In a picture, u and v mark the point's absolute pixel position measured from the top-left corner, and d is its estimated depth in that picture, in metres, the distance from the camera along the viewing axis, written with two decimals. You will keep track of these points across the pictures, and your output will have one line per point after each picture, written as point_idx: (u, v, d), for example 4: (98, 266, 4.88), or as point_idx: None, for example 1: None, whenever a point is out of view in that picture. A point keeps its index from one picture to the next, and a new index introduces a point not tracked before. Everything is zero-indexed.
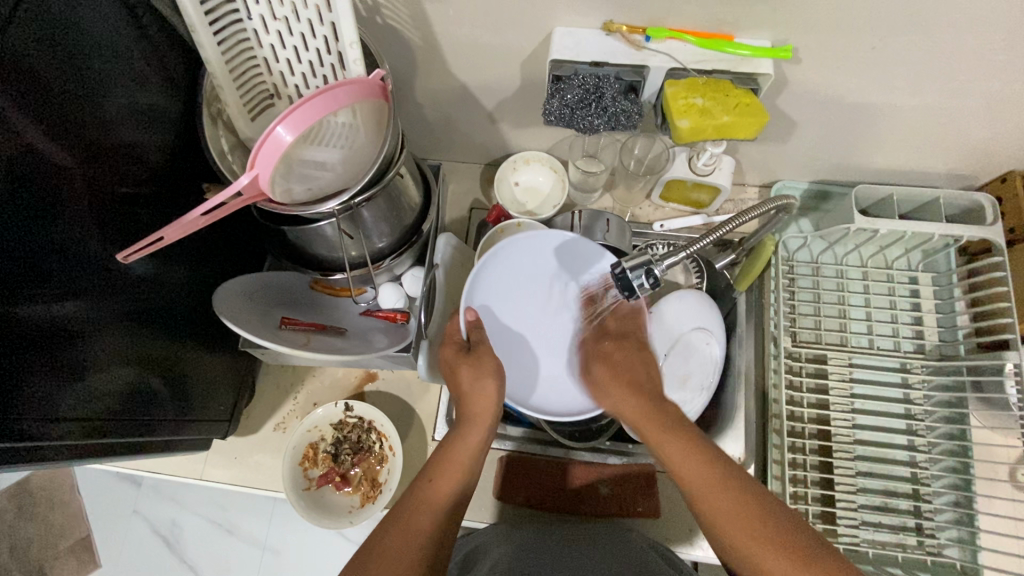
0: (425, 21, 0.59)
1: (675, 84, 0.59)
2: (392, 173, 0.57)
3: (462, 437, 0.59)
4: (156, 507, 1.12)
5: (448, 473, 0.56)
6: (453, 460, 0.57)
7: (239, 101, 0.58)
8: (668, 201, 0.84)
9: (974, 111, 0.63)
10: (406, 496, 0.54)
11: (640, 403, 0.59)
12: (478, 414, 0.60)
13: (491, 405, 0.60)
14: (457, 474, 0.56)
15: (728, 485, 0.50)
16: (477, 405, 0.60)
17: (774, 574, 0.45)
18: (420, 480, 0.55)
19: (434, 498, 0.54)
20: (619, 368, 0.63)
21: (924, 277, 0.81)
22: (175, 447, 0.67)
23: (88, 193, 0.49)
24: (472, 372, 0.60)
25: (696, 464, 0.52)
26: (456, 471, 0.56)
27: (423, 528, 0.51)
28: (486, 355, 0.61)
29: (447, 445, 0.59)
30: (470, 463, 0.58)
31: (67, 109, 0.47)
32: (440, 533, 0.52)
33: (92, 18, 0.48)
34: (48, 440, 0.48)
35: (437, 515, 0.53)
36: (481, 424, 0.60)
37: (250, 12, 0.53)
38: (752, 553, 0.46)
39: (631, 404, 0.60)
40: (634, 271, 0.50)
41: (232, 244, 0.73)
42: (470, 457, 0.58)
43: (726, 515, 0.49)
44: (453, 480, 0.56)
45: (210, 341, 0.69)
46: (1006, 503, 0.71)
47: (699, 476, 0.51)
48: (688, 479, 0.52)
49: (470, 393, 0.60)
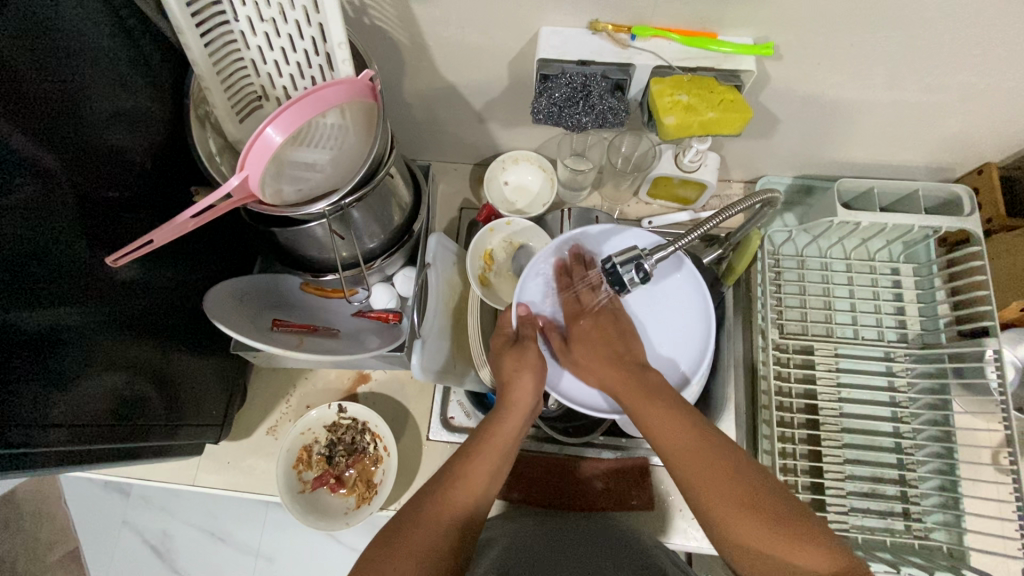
0: (413, 21, 0.59)
1: (659, 82, 0.60)
2: (382, 173, 0.57)
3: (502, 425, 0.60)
4: (144, 517, 1.10)
5: (488, 453, 0.57)
6: (493, 445, 0.58)
7: (227, 103, 0.58)
8: (655, 197, 0.85)
9: (950, 104, 0.65)
10: (442, 471, 0.57)
11: (623, 375, 0.59)
12: (515, 402, 0.61)
13: (528, 395, 0.61)
14: (496, 456, 0.58)
15: (709, 457, 0.51)
16: (518, 396, 0.61)
17: (746, 542, 0.47)
18: (457, 458, 0.57)
19: (472, 478, 0.55)
20: (594, 345, 0.63)
21: (905, 267, 0.83)
22: (166, 453, 0.67)
23: (73, 196, 0.49)
24: (512, 363, 0.62)
25: (680, 435, 0.53)
26: (495, 453, 0.58)
27: (462, 503, 0.54)
28: (529, 346, 0.62)
29: (486, 431, 0.60)
30: (507, 447, 0.59)
31: (54, 115, 0.47)
32: (475, 508, 0.54)
33: (75, 19, 0.48)
34: (39, 447, 0.47)
35: (473, 492, 0.55)
36: (520, 412, 0.61)
37: (236, 14, 0.53)
38: (736, 522, 0.48)
39: (612, 377, 0.60)
40: (624, 266, 0.51)
41: (222, 247, 0.73)
42: (507, 444, 0.59)
43: (708, 484, 0.50)
44: (490, 462, 0.57)
45: (200, 345, 0.68)
46: (990, 486, 0.73)
47: (684, 449, 0.52)
48: (673, 452, 0.53)
49: (510, 383, 0.61)
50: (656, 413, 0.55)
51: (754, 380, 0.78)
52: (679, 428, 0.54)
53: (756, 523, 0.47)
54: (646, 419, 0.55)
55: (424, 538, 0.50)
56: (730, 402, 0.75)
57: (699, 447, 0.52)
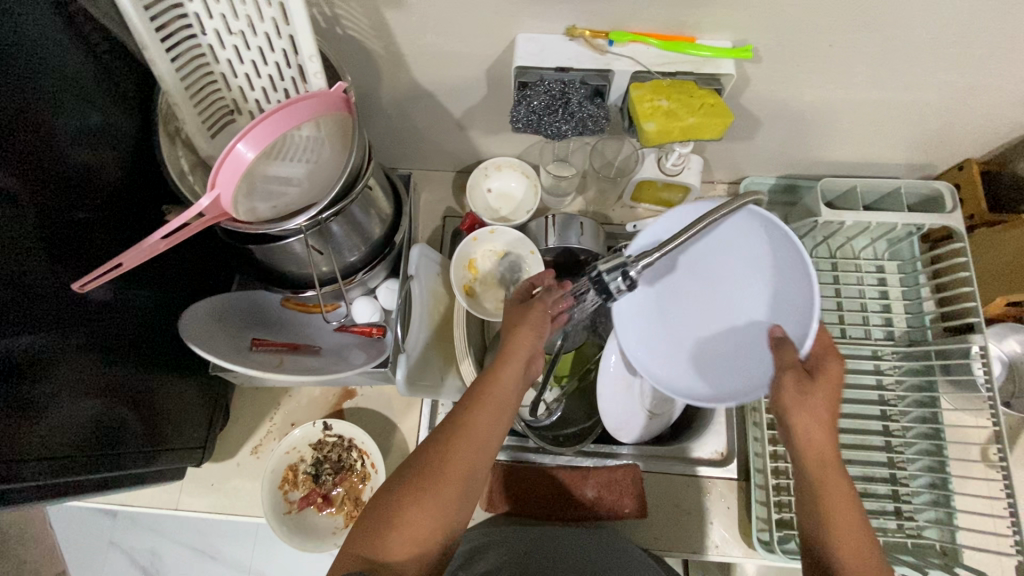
0: (387, 31, 0.58)
1: (639, 87, 0.59)
2: (361, 186, 0.56)
3: (501, 372, 0.54)
4: (132, 538, 1.07)
5: (483, 408, 0.52)
6: (489, 397, 0.52)
7: (197, 118, 0.56)
8: (639, 201, 0.84)
9: (930, 102, 0.65)
10: (441, 427, 0.51)
11: (824, 451, 0.48)
12: (511, 351, 0.55)
13: (527, 349, 0.55)
14: (494, 412, 0.52)
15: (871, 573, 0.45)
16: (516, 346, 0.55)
17: None
18: (457, 408, 0.52)
19: (470, 430, 0.50)
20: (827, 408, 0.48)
21: (890, 265, 0.83)
22: (146, 478, 0.65)
23: (39, 220, 0.47)
24: (517, 319, 0.58)
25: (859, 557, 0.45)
26: (495, 405, 0.52)
27: (462, 458, 0.49)
28: (536, 307, 0.59)
29: (480, 382, 0.54)
30: (509, 395, 0.54)
31: (14, 136, 0.45)
32: (476, 466, 0.50)
33: (34, 37, 0.46)
34: (13, 481, 0.46)
35: (475, 450, 0.50)
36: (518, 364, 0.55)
37: (204, 27, 0.52)
38: None
39: (815, 452, 0.48)
40: (609, 274, 0.51)
41: (198, 265, 0.71)
42: (507, 397, 0.53)
43: None
44: (488, 415, 0.52)
45: (179, 367, 0.66)
46: (980, 482, 0.74)
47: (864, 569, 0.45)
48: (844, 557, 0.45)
49: (508, 336, 0.57)
50: (857, 524, 0.46)
51: None
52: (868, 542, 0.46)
53: None
54: (835, 521, 0.46)
55: (432, 505, 0.47)
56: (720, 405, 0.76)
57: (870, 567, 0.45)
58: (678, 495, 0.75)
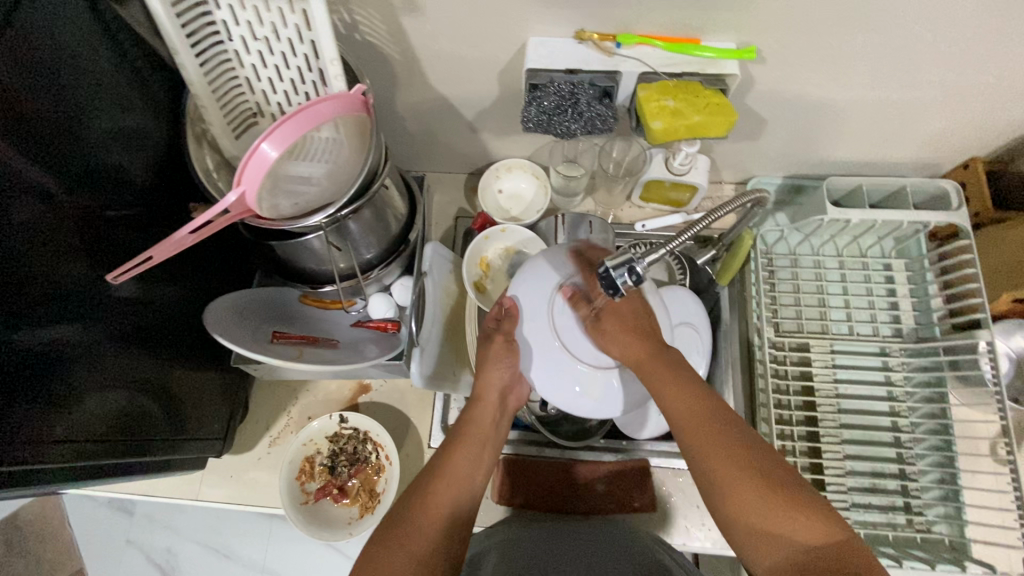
0: (403, 36, 0.60)
1: (646, 88, 0.61)
2: (378, 185, 0.58)
3: (477, 413, 0.62)
4: (149, 534, 1.09)
5: (463, 446, 0.60)
6: (469, 435, 0.60)
7: (223, 121, 0.59)
8: (648, 201, 0.86)
9: (934, 101, 0.66)
10: (425, 471, 0.58)
11: (632, 343, 0.52)
12: (483, 392, 0.62)
13: (497, 389, 0.62)
14: (474, 447, 0.60)
15: (718, 429, 0.49)
16: (487, 385, 0.62)
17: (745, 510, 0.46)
18: (441, 451, 0.60)
19: (454, 467, 0.58)
20: (617, 324, 0.53)
21: (897, 263, 0.84)
22: (168, 467, 0.67)
23: (74, 216, 0.50)
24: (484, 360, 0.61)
25: (697, 410, 0.50)
26: (477, 441, 0.60)
27: (451, 490, 0.56)
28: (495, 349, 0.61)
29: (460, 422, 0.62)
30: (489, 432, 0.62)
31: (53, 137, 0.48)
32: (463, 496, 0.57)
33: (75, 45, 0.49)
34: (45, 463, 0.48)
35: (459, 485, 0.57)
36: (491, 404, 0.62)
37: (230, 33, 0.54)
38: (746, 501, 0.46)
39: (631, 346, 0.51)
40: (617, 270, 0.48)
41: (220, 262, 0.73)
42: (486, 433, 0.61)
43: (716, 448, 0.48)
44: (469, 451, 0.60)
45: (201, 360, 0.69)
46: (990, 477, 0.74)
47: (713, 445, 0.48)
48: (697, 443, 0.49)
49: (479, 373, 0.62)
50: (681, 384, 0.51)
51: (751, 377, 0.79)
52: (727, 435, 0.49)
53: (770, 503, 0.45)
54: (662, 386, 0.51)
55: (422, 532, 0.53)
56: (730, 398, 0.76)
57: (713, 414, 0.50)
58: (688, 490, 0.76)
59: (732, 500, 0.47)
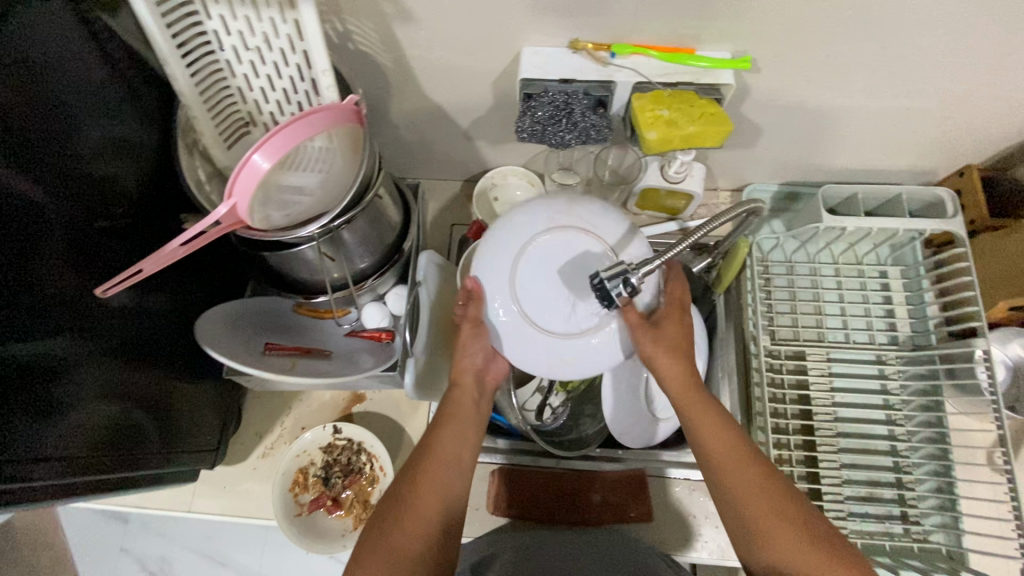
0: (396, 45, 0.60)
1: (640, 98, 0.60)
2: (370, 195, 0.57)
3: (460, 390, 0.60)
4: (143, 543, 1.09)
5: (448, 424, 0.58)
6: (453, 413, 0.59)
7: (214, 130, 0.59)
8: (644, 208, 0.86)
9: (930, 109, 0.66)
10: (413, 455, 0.58)
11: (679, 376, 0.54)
12: (462, 375, 0.60)
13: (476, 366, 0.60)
14: (459, 425, 0.59)
15: (749, 469, 0.52)
16: (463, 368, 0.60)
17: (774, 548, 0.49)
18: (428, 433, 0.59)
19: (442, 450, 0.57)
20: (667, 346, 0.54)
21: (893, 270, 0.84)
22: (160, 479, 0.66)
23: (64, 228, 0.49)
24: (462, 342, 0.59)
25: (728, 450, 0.53)
26: (461, 421, 0.59)
27: (439, 472, 0.55)
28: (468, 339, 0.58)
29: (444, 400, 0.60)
30: (473, 408, 0.60)
31: (43, 149, 0.47)
32: (451, 475, 0.56)
33: (64, 55, 0.49)
34: (35, 480, 0.48)
35: (448, 463, 0.56)
36: (473, 380, 0.60)
37: (222, 43, 0.54)
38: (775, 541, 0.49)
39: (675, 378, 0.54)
40: (611, 280, 0.48)
41: (212, 271, 0.73)
42: (470, 409, 0.60)
43: (748, 489, 0.51)
44: (454, 429, 0.58)
45: (193, 371, 0.68)
46: (986, 485, 0.74)
47: (740, 479, 0.52)
48: (724, 478, 0.52)
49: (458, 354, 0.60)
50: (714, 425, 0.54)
51: (747, 386, 0.79)
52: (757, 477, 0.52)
53: (805, 541, 0.49)
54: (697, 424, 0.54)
55: (413, 517, 0.53)
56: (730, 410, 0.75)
57: (742, 453, 0.53)
58: (686, 500, 0.75)
59: (764, 540, 0.50)
